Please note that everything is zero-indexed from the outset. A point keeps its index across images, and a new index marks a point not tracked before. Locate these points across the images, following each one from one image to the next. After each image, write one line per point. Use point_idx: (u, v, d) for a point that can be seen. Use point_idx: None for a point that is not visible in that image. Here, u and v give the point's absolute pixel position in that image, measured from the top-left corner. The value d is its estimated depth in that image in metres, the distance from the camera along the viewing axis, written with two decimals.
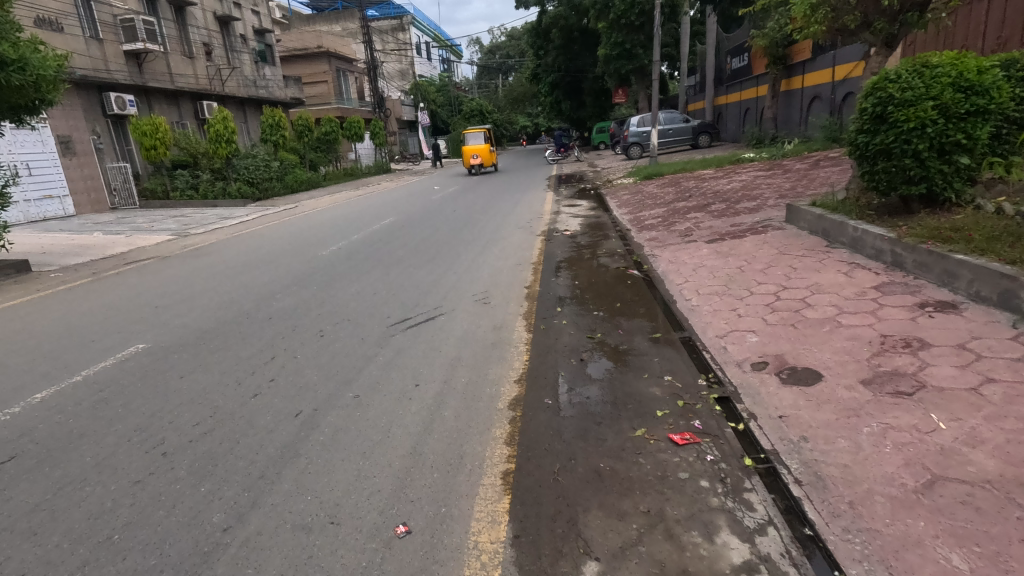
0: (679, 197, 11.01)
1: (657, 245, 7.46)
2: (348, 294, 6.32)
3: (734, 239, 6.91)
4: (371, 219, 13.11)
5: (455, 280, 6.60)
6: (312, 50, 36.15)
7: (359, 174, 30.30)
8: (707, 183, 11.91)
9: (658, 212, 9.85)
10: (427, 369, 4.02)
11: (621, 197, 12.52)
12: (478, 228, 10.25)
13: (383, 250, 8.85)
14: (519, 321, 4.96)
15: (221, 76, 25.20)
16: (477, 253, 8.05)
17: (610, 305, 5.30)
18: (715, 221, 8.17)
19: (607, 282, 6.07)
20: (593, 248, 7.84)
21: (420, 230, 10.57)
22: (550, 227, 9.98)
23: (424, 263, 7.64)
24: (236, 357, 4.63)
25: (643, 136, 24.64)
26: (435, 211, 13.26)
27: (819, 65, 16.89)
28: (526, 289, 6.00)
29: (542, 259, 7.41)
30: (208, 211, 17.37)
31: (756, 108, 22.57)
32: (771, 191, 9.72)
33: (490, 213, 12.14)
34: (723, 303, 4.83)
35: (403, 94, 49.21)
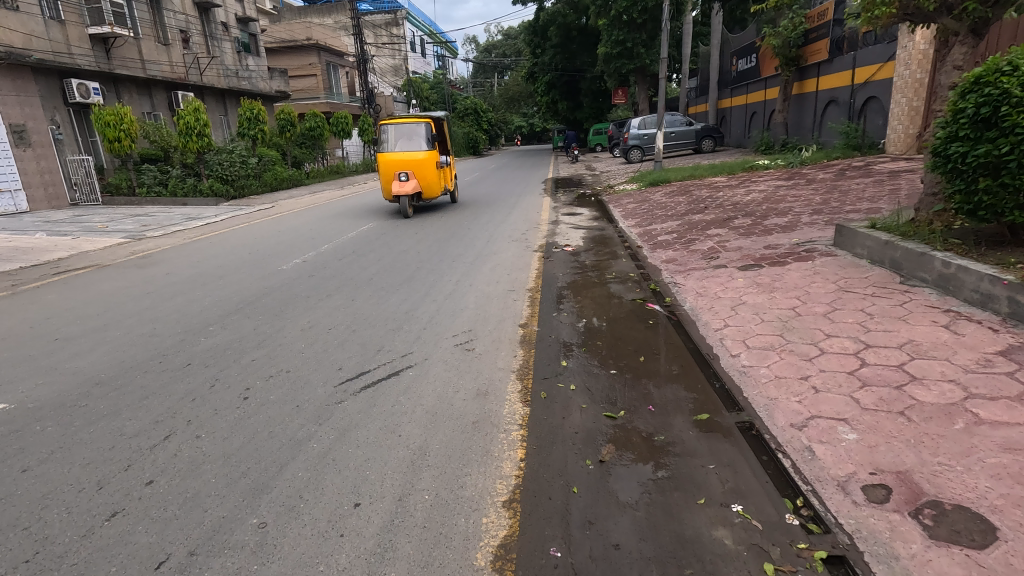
0: (693, 208, 9.83)
1: (677, 270, 6.22)
2: (296, 329, 5.04)
3: (773, 266, 5.70)
4: (349, 224, 11.76)
5: (433, 312, 5.33)
6: (301, 42, 34.71)
7: (346, 172, 28.87)
8: (722, 193, 10.76)
9: (671, 226, 8.64)
10: (377, 472, 2.77)
11: (626, 206, 11.36)
12: (466, 240, 9.00)
13: (354, 266, 7.56)
14: (511, 382, 3.72)
15: (200, 67, 23.90)
16: (463, 274, 6.78)
17: (630, 359, 4.05)
18: (743, 240, 6.99)
19: (623, 321, 4.81)
20: (601, 271, 6.59)
21: (401, 240, 9.30)
22: (548, 240, 8.73)
23: (398, 286, 6.36)
24: (119, 431, 3.33)
25: (644, 138, 23.46)
26: (421, 218, 11.99)
27: (837, 68, 15.79)
28: (521, 329, 4.75)
29: (540, 284, 6.15)
30: (178, 210, 16.01)
31: (764, 112, 21.50)
32: (799, 205, 8.56)
33: (481, 222, 10.86)
34: (785, 364, 3.59)
35: (396, 91, 47.82)
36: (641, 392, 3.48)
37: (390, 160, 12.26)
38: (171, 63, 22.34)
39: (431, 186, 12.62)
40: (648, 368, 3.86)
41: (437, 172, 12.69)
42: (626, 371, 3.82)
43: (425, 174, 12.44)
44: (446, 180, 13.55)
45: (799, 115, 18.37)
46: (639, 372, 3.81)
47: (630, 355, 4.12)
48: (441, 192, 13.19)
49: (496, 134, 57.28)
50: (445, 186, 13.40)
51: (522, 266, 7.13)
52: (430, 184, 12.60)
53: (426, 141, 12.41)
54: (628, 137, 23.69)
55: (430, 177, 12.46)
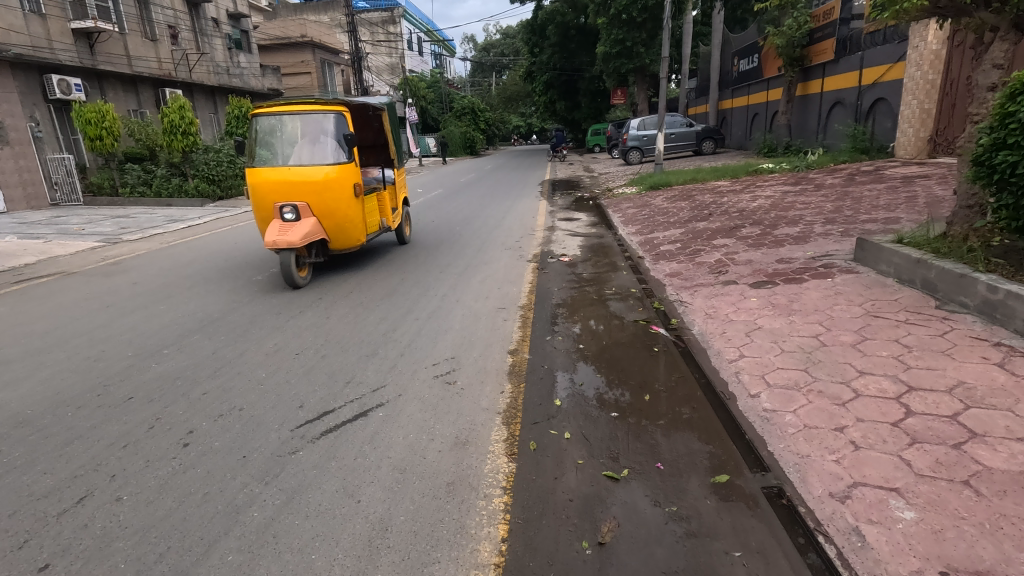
0: (696, 215, 9.35)
1: (683, 286, 5.72)
2: (259, 354, 4.50)
3: (789, 284, 5.21)
4: None
5: (413, 334, 4.80)
6: (295, 39, 34.15)
7: None
8: (727, 199, 10.28)
9: (674, 234, 8.14)
10: (326, 557, 2.25)
11: (626, 211, 10.86)
12: (456, 248, 8.48)
13: (335, 277, 7.02)
14: (496, 428, 3.19)
15: (189, 64, 23.32)
16: (450, 288, 6.24)
17: (634, 396, 3.53)
18: (752, 252, 6.49)
19: (625, 348, 4.29)
20: (599, 286, 6.08)
21: (387, 248, 8.77)
22: (543, 249, 8.22)
23: (378, 301, 5.83)
24: (27, 490, 2.80)
25: (644, 139, 22.95)
26: (412, 222, 11.47)
27: (842, 68, 15.33)
28: (510, 356, 4.23)
29: (533, 301, 5.62)
30: (161, 211, 15.45)
31: (766, 113, 21.04)
32: (809, 213, 8.09)
33: (473, 228, 10.34)
34: (815, 409, 3.08)
35: (392, 90, 47.24)
36: (649, 443, 2.98)
37: (264, 180, 6.47)
38: (159, 59, 21.73)
39: (344, 229, 6.89)
40: (656, 408, 3.36)
41: (354, 202, 6.97)
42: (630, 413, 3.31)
43: (329, 206, 6.64)
44: (378, 214, 7.90)
45: (802, 117, 17.90)
46: (647, 415, 3.29)
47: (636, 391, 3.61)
48: (366, 236, 7.42)
49: (493, 134, 56.75)
50: (374, 222, 7.71)
51: (514, 278, 6.61)
52: (341, 224, 6.83)
53: (333, 149, 6.69)
54: (627, 139, 23.17)
55: (339, 214, 6.73)
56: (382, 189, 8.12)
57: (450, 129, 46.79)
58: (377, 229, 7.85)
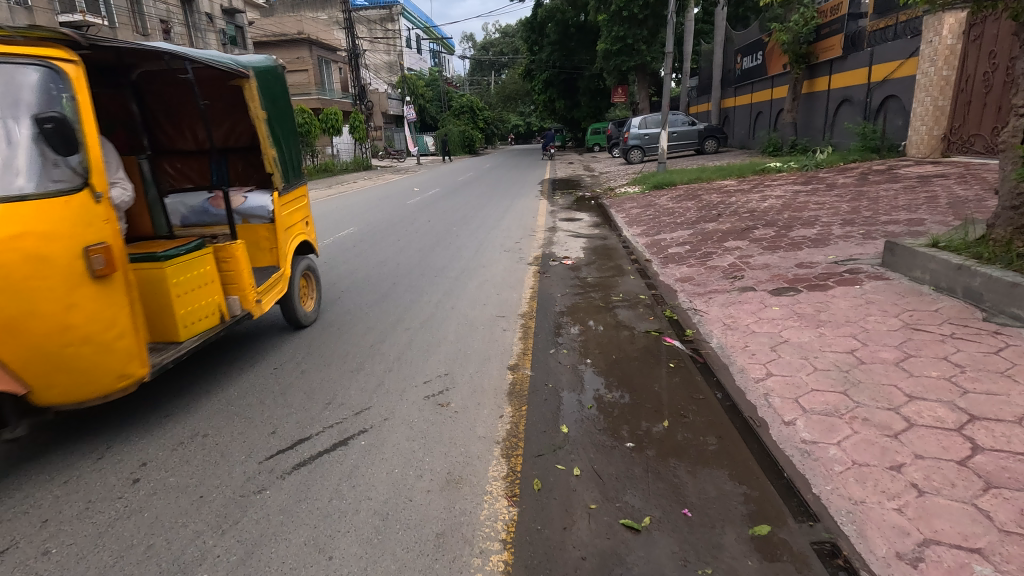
0: (704, 215, 8.95)
1: (697, 292, 5.31)
2: (232, 370, 4.07)
3: (813, 291, 4.80)
4: (328, 228, 10.79)
5: (404, 346, 4.37)
6: (292, 36, 33.71)
7: (335, 170, 27.87)
8: (736, 198, 9.87)
9: (683, 236, 7.73)
10: None
11: (630, 211, 10.45)
12: (453, 249, 8.05)
13: (322, 282, 6.59)
14: (495, 461, 2.77)
15: None
16: (445, 293, 5.82)
17: (651, 421, 3.13)
18: (769, 255, 6.09)
19: (638, 364, 3.88)
20: (606, 291, 5.67)
21: (380, 250, 8.34)
22: (544, 251, 7.81)
23: (368, 309, 5.40)
24: None
25: (645, 138, 22.55)
26: (407, 222, 11.06)
27: (851, 65, 14.93)
28: (510, 373, 3.81)
29: (535, 308, 5.20)
30: None
31: (771, 111, 20.64)
32: (824, 214, 7.70)
33: (471, 228, 9.92)
34: (863, 441, 2.67)
35: (390, 88, 46.78)
36: (672, 482, 2.56)
37: None
38: None
39: (71, 371, 2.62)
40: (677, 437, 2.95)
41: (101, 294, 2.70)
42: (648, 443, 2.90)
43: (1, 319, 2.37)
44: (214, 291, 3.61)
45: (808, 115, 17.50)
46: (667, 445, 2.88)
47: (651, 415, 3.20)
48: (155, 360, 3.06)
49: (492, 132, 56.30)
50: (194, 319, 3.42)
51: (514, 282, 6.19)
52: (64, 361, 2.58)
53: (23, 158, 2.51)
54: (628, 137, 22.74)
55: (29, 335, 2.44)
56: (233, 241, 3.90)
57: (449, 128, 46.33)
58: (224, 323, 3.74)
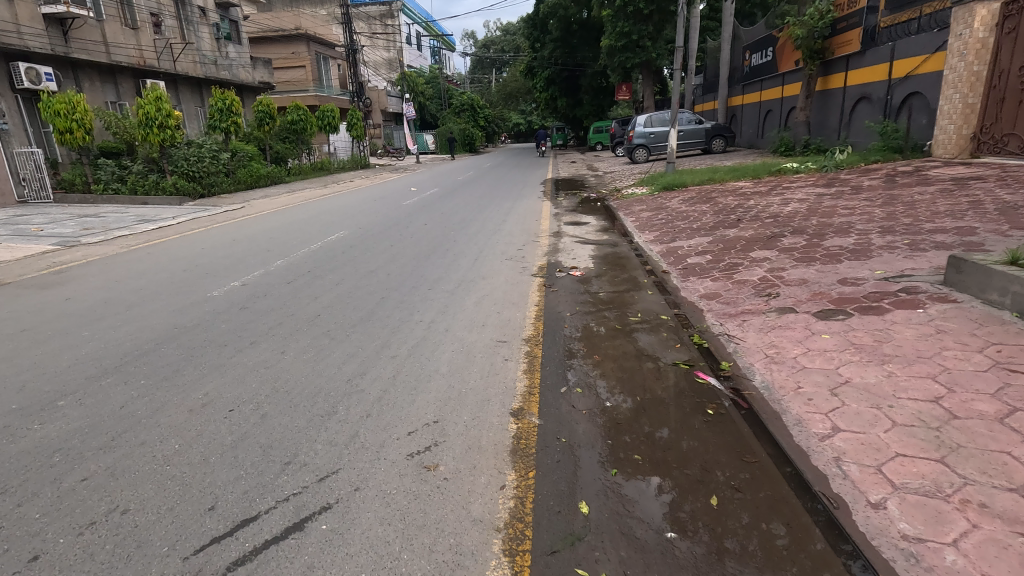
0: (723, 220, 8.26)
1: (728, 314, 4.63)
2: (178, 413, 3.40)
3: (867, 314, 4.13)
4: (318, 232, 10.12)
5: (386, 382, 3.69)
6: (289, 31, 33.01)
7: (332, 169, 27.19)
8: (755, 202, 9.18)
9: (702, 245, 7.04)
10: None
11: (640, 214, 9.76)
12: (449, 257, 7.37)
13: (303, 296, 5.92)
14: (495, 563, 2.10)
15: (174, 54, 22.19)
16: (439, 310, 5.14)
17: (677, 462, 2.72)
18: (804, 269, 5.40)
19: (670, 409, 3.22)
20: (621, 310, 5.00)
21: (370, 257, 7.66)
22: (549, 260, 7.14)
23: (349, 331, 4.71)
24: None
25: (651, 137, 21.86)
26: (403, 225, 10.40)
27: (869, 60, 14.25)
28: (513, 422, 3.13)
29: (541, 331, 4.53)
30: (134, 210, 14.34)
31: (781, 109, 19.95)
32: (856, 220, 7.01)
33: (469, 232, 9.26)
34: (989, 541, 2.04)
35: (390, 85, 46.02)
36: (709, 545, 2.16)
37: None
38: (140, 48, 20.60)
39: None
40: (708, 483, 2.55)
41: None
42: (672, 491, 2.48)
43: None
44: None
45: (823, 113, 16.80)
46: (698, 496, 2.46)
47: (676, 455, 2.78)
48: None
49: (493, 131, 55.60)
50: None
51: (516, 297, 5.51)
52: None
53: None
54: (633, 136, 22.04)
55: None
56: None
57: (449, 126, 45.68)
58: None
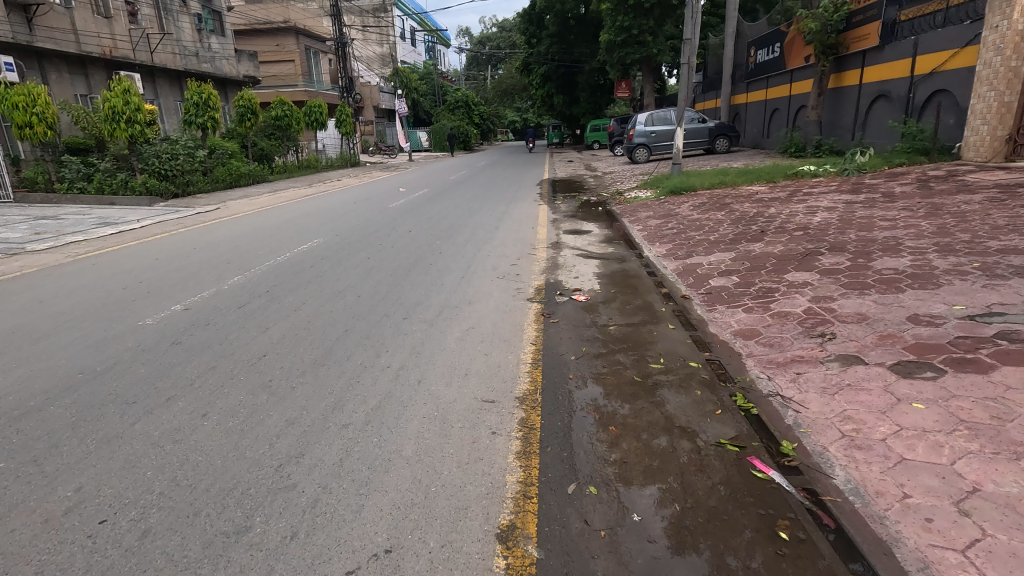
0: (744, 232, 7.31)
1: (777, 364, 3.66)
2: (24, 529, 2.38)
3: (964, 371, 3.18)
4: (289, 239, 9.08)
5: (329, 474, 2.69)
6: (276, 24, 31.88)
7: (319, 167, 26.09)
8: (776, 210, 8.24)
9: (725, 263, 6.09)
10: None
11: (648, 223, 8.81)
12: (432, 274, 6.38)
13: (253, 325, 4.91)
14: None
15: (151, 45, 21.06)
16: (411, 351, 4.15)
17: (721, 567, 2.07)
18: (860, 299, 4.45)
19: (730, 529, 2.25)
20: (638, 352, 4.04)
21: (343, 273, 6.66)
22: (548, 278, 6.18)
23: (296, 382, 3.71)
24: None
25: (652, 136, 20.91)
26: (385, 232, 9.39)
27: (889, 56, 13.35)
28: (499, 555, 2.15)
29: (540, 386, 3.55)
30: (99, 212, 13.28)
31: (790, 108, 19.04)
32: (902, 234, 6.08)
33: (458, 242, 8.26)
34: None
35: (382, 81, 44.82)
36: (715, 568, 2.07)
37: None
38: (114, 37, 19.46)
39: None
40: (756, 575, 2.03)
41: None
42: (671, 505, 2.40)
43: None
44: None
45: (835, 112, 15.89)
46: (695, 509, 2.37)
47: (710, 531, 2.26)
48: None
49: (488, 128, 54.59)
50: None
51: (508, 331, 4.53)
52: None
53: None
54: (633, 135, 21.07)
55: None
56: None
57: (442, 123, 44.65)
58: None
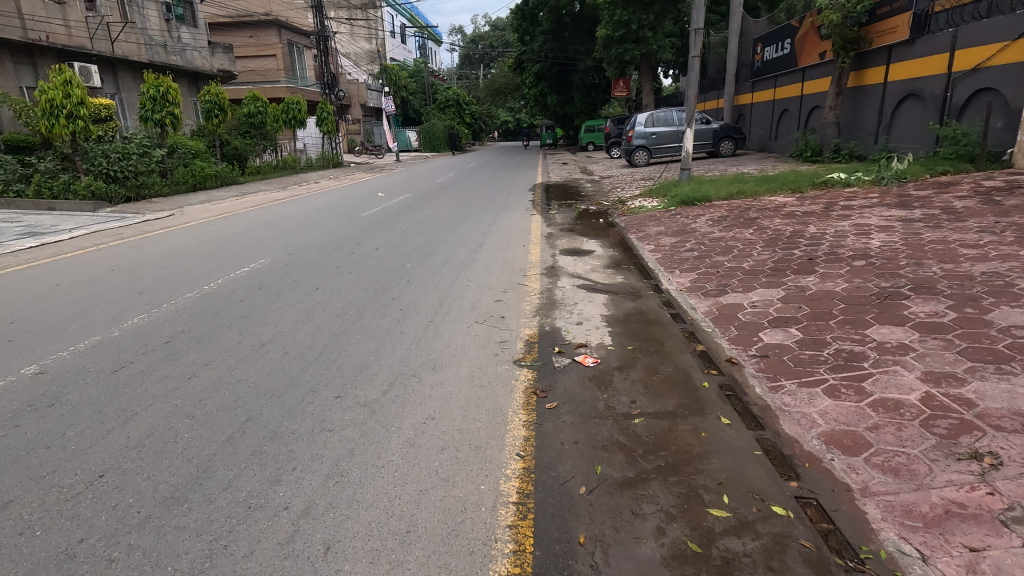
0: (784, 257, 5.91)
1: (924, 519, 2.22)
2: None
3: None
4: (232, 258, 7.58)
5: None
6: (258, 17, 30.31)
7: (298, 168, 24.53)
8: (818, 229, 6.84)
9: (775, 305, 4.65)
10: None
11: (662, 243, 7.38)
12: (391, 318, 4.90)
13: (115, 406, 3.38)
14: None
15: (111, 35, 19.41)
16: (329, 477, 2.66)
17: None
18: (1003, 382, 3.03)
19: None
20: (687, 480, 2.56)
21: (277, 313, 5.15)
22: (542, 323, 4.72)
23: (122, 551, 2.21)
24: None
25: (653, 138, 19.50)
26: (346, 250, 7.87)
27: (921, 51, 12.03)
28: None
29: (531, 569, 2.08)
30: (31, 218, 11.69)
31: (802, 108, 17.70)
32: (1002, 268, 4.69)
33: (431, 265, 6.79)
34: None
35: (370, 78, 43.30)
36: None
37: None
38: (68, 24, 17.77)
39: None
40: None
41: None
42: None
43: None
44: None
45: (856, 112, 14.55)
46: None
47: None
48: None
49: (480, 128, 53.11)
50: None
51: (483, 427, 3.05)
52: None
53: None
54: (632, 136, 19.70)
55: None
56: None
57: (432, 123, 43.09)
58: None
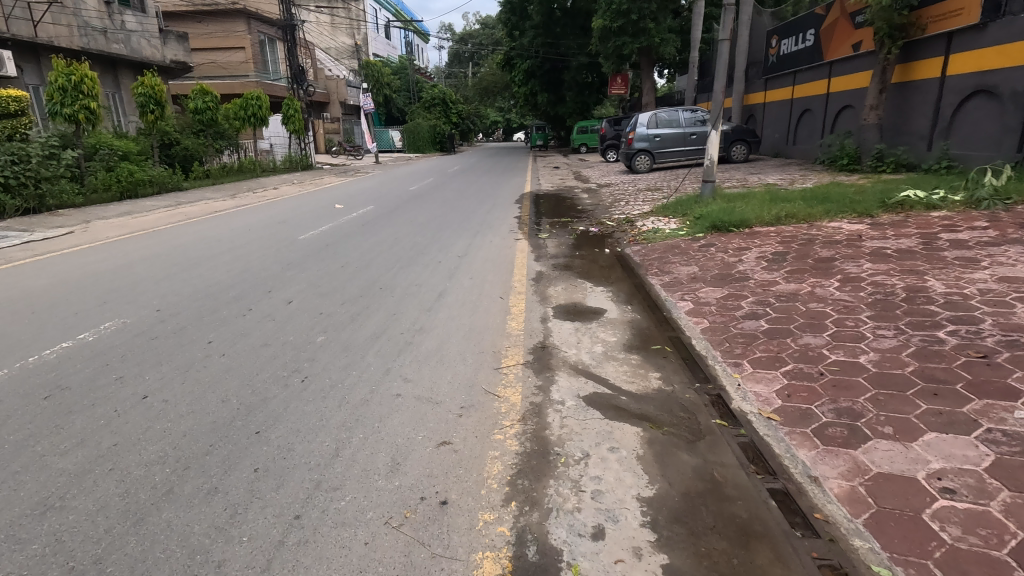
0: (929, 347, 3.55)
1: None
2: None
3: None
4: (65, 319, 5.09)
5: None
6: (223, 5, 27.60)
7: (259, 171, 21.97)
8: (949, 286, 4.48)
9: (998, 498, 2.28)
10: None
11: (707, 301, 4.99)
12: (221, 508, 2.46)
13: None
14: None
15: (34, 16, 16.71)
16: None
17: None
18: None
19: None
20: None
21: (16, 478, 2.70)
22: (519, 528, 2.32)
23: None
24: None
25: (656, 140, 17.17)
26: (244, 305, 5.41)
27: (996, 37, 9.81)
28: None
29: None
30: None
31: (829, 108, 15.46)
32: None
33: (354, 342, 4.36)
34: None
35: (351, 74, 40.67)
36: None
37: None
38: None
39: None
40: None
41: None
42: None
43: None
44: None
45: (902, 112, 12.34)
46: None
47: None
48: None
49: (467, 128, 50.56)
50: None
51: None
52: None
53: None
54: (632, 139, 17.40)
55: None
56: None
57: (417, 122, 40.52)
58: None
